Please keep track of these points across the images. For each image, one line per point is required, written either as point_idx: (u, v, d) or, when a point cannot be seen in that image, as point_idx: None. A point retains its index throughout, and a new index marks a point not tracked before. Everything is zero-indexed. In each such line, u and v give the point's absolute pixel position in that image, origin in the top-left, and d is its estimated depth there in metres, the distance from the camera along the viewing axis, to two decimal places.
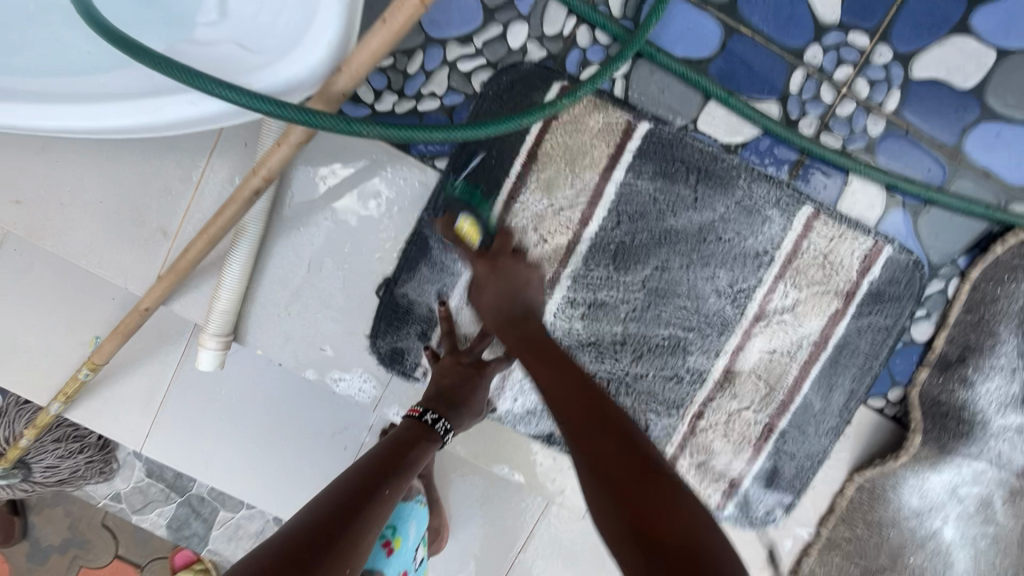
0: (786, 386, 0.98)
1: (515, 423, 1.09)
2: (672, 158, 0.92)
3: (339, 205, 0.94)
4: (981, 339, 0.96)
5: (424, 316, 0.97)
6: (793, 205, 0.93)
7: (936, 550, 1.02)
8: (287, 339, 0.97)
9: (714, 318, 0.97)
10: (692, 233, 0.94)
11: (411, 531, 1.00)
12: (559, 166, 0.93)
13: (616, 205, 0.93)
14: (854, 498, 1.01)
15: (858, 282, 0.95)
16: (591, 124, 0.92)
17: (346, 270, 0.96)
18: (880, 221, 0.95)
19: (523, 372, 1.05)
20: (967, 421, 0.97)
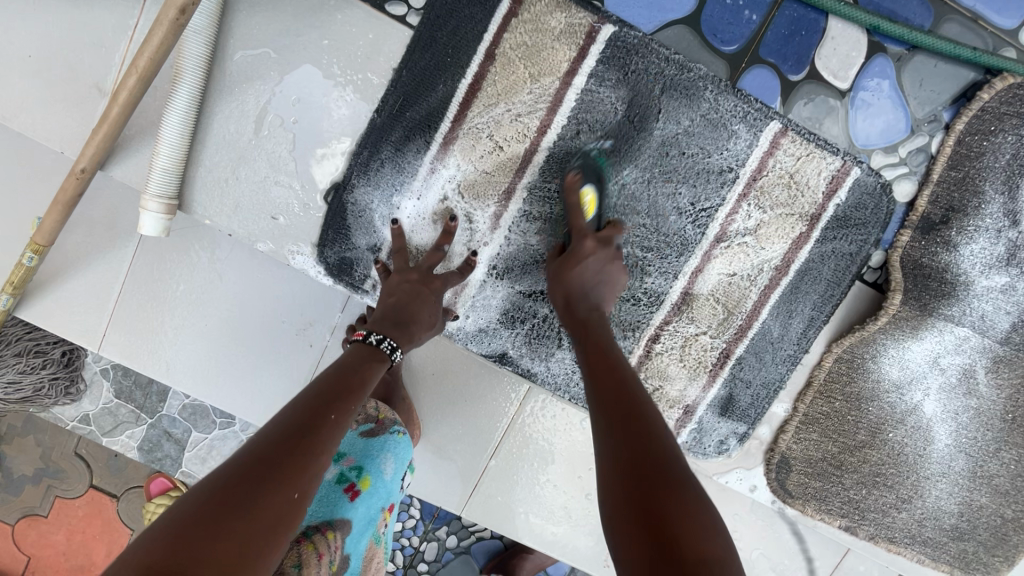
0: (744, 311, 0.95)
1: (466, 343, 0.95)
2: (634, 66, 0.86)
3: (285, 57, 0.88)
4: (965, 198, 0.91)
5: (371, 225, 0.91)
6: (760, 120, 0.88)
7: (917, 425, 0.99)
8: (236, 207, 0.92)
9: (673, 238, 0.92)
10: (655, 153, 0.89)
11: (387, 468, 0.90)
12: (516, 67, 0.86)
13: (576, 110, 0.87)
14: (832, 370, 0.97)
15: (823, 206, 0.91)
16: (552, 23, 0.85)
17: (297, 130, 0.90)
18: (847, 103, 0.90)
19: (476, 288, 0.93)
20: (948, 283, 0.92)
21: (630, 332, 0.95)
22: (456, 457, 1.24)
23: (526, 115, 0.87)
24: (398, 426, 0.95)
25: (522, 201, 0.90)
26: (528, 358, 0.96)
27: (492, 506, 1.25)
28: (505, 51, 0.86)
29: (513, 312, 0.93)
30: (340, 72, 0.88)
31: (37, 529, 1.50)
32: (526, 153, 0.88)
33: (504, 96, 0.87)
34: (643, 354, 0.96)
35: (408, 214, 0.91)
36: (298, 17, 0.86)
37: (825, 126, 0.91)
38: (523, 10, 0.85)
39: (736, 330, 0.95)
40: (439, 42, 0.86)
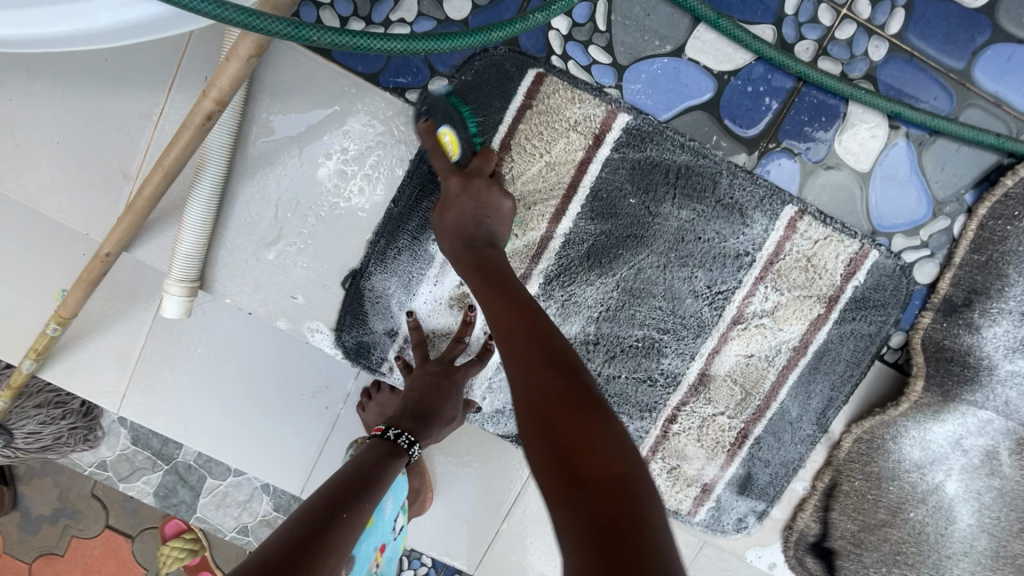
0: (763, 391, 0.94)
1: (483, 424, 0.95)
2: (649, 153, 0.87)
3: (306, 143, 0.89)
4: (988, 281, 0.90)
5: (388, 310, 0.92)
6: (777, 204, 0.88)
7: (939, 504, 0.98)
8: (256, 287, 0.92)
9: (689, 320, 0.92)
10: (670, 238, 0.90)
11: (389, 508, 0.89)
12: (533, 155, 0.87)
13: (594, 200, 0.88)
14: (851, 450, 0.97)
15: (841, 287, 0.91)
16: (571, 115, 0.86)
17: (318, 212, 0.91)
18: (868, 187, 0.90)
19: (492, 369, 0.94)
20: (972, 366, 0.91)
21: (646, 413, 0.95)
22: (468, 518, 1.24)
23: (547, 203, 0.88)
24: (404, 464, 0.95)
25: (540, 287, 0.90)
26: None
27: (507, 564, 1.26)
28: (520, 140, 0.87)
29: None
30: (359, 159, 0.89)
31: (54, 569, 1.50)
32: (542, 237, 0.89)
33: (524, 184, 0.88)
34: (663, 431, 0.96)
35: (423, 303, 0.91)
36: (320, 105, 0.87)
37: (849, 210, 0.90)
38: (540, 102, 0.86)
39: (754, 412, 0.95)
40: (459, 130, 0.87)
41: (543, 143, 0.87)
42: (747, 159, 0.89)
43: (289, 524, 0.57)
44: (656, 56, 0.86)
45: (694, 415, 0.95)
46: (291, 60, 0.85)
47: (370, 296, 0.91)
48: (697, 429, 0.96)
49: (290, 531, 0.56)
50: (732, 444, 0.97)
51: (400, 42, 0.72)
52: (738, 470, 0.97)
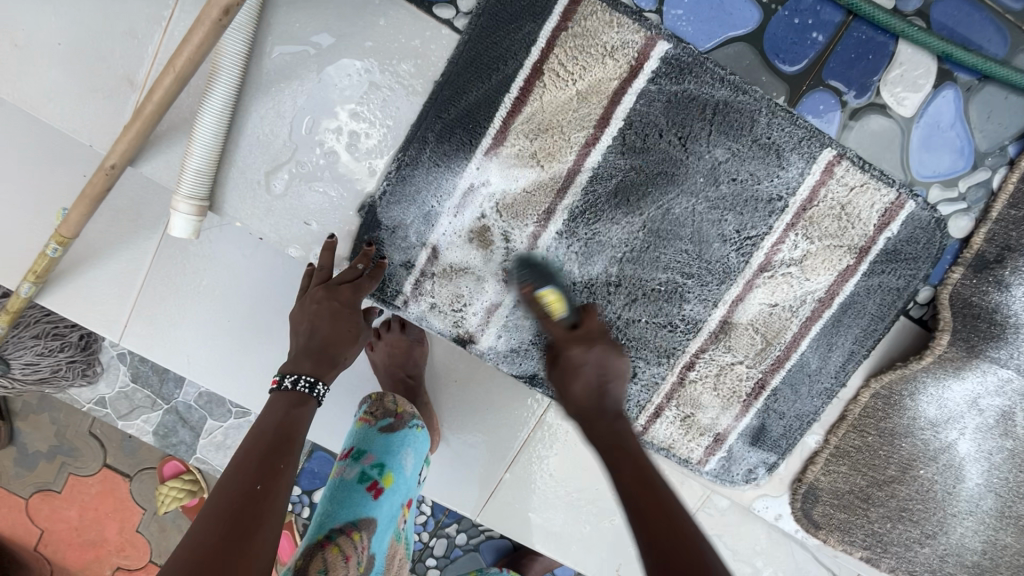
0: (784, 341, 0.92)
1: (498, 362, 0.94)
2: (687, 85, 0.83)
3: (324, 57, 0.83)
4: (1022, 238, 0.88)
5: (407, 241, 0.88)
6: (815, 147, 0.85)
7: (949, 463, 0.98)
8: (268, 211, 0.89)
9: (715, 266, 0.89)
10: (702, 178, 0.86)
11: (407, 463, 0.85)
12: (566, 82, 0.83)
13: (626, 133, 0.85)
14: (867, 405, 0.96)
15: (873, 238, 0.88)
16: (608, 39, 0.82)
17: (335, 134, 0.86)
18: (909, 133, 0.86)
19: (509, 308, 0.91)
20: (998, 324, 0.89)
21: (665, 359, 0.93)
22: (472, 464, 1.24)
23: (577, 135, 0.84)
24: (418, 420, 0.90)
25: (564, 223, 0.87)
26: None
27: (508, 511, 1.26)
28: (553, 65, 0.82)
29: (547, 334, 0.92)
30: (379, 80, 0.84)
31: (50, 506, 1.46)
32: (568, 170, 0.85)
33: (553, 114, 0.84)
34: (679, 378, 0.94)
35: (444, 234, 0.88)
36: (342, 16, 0.82)
37: (888, 157, 0.87)
38: (575, 25, 0.81)
39: (773, 363, 0.93)
40: (488, 50, 0.82)
41: (576, 69, 0.82)
42: (787, 97, 0.85)
43: (204, 516, 0.56)
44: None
45: (711, 365, 0.93)
46: None
47: (388, 225, 0.88)
48: (714, 379, 0.94)
49: (207, 526, 0.55)
50: (748, 395, 0.95)
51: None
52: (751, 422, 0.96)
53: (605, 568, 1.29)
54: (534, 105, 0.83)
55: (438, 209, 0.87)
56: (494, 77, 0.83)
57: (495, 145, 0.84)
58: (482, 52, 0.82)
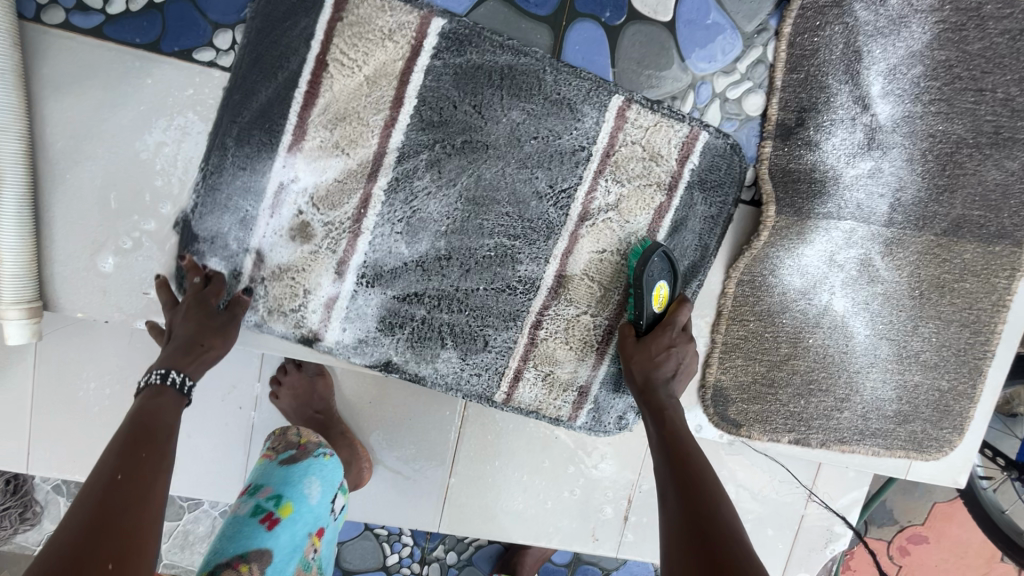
0: (621, 286, 0.95)
1: (348, 355, 0.94)
2: (470, 57, 0.87)
3: (105, 130, 0.85)
4: (812, 97, 0.92)
5: (236, 263, 0.88)
6: (604, 95, 0.89)
7: (833, 324, 1.00)
8: (105, 292, 0.89)
9: (537, 223, 0.92)
10: (506, 143, 0.89)
11: (311, 493, 0.87)
12: (350, 70, 0.84)
13: (422, 110, 0.87)
14: (737, 295, 0.98)
15: (679, 172, 0.92)
16: (382, 22, 0.84)
17: (143, 199, 0.87)
18: (674, 36, 0.90)
19: (348, 299, 0.92)
20: (819, 181, 0.93)
21: (511, 321, 0.95)
22: (415, 476, 1.23)
23: (376, 118, 0.86)
24: (325, 447, 0.92)
25: (383, 204, 0.89)
26: (413, 362, 0.95)
27: (466, 513, 1.25)
28: (336, 54, 0.84)
29: (390, 318, 0.93)
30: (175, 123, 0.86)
31: None
32: (376, 155, 0.87)
33: (347, 102, 0.85)
34: (533, 329, 0.96)
35: (263, 238, 0.88)
36: (109, 89, 0.84)
37: (662, 63, 0.91)
38: (348, 12, 0.84)
39: (618, 306, 0.96)
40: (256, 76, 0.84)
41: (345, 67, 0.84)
42: (551, 37, 0.89)
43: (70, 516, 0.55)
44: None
45: (558, 316, 0.96)
46: (64, 49, 0.82)
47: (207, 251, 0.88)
48: (563, 330, 0.96)
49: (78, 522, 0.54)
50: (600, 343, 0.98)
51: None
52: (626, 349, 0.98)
53: (580, 538, 1.27)
54: (327, 98, 0.85)
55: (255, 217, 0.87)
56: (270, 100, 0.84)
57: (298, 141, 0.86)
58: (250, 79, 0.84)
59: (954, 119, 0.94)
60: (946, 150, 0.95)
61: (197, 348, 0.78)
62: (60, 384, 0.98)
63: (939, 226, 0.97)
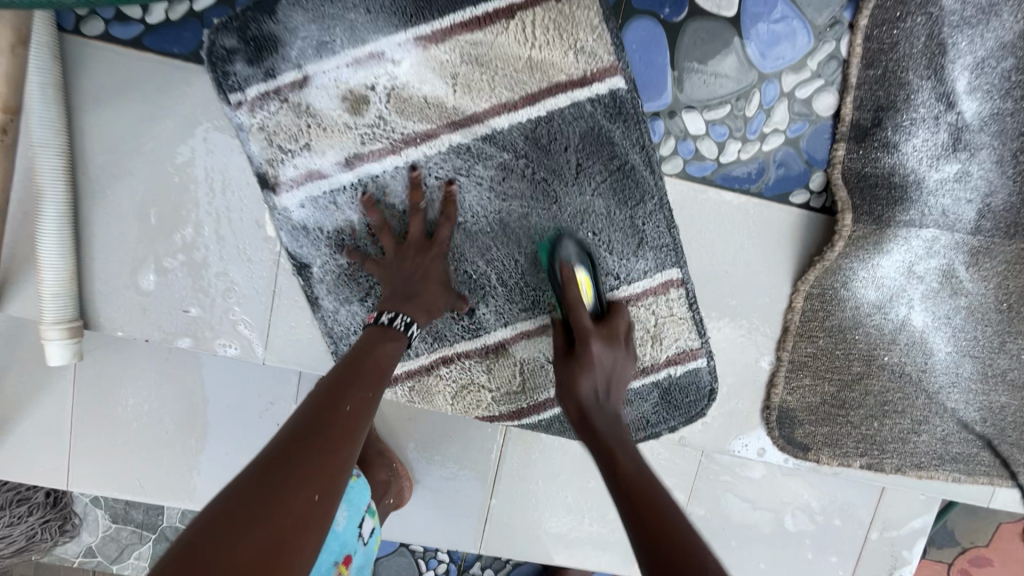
0: (537, 396, 0.95)
1: (280, 227, 0.84)
2: (607, 134, 0.82)
3: (145, 144, 0.82)
4: (891, 95, 0.85)
5: (291, 225, 0.84)
6: (670, 257, 0.86)
7: (910, 341, 0.92)
8: (145, 310, 0.86)
9: (528, 291, 0.88)
10: (569, 214, 0.85)
11: (338, 520, 0.84)
12: (524, 40, 0.79)
13: (539, 123, 0.81)
14: (806, 310, 0.91)
15: (656, 368, 0.91)
16: (580, 35, 0.79)
17: (183, 214, 0.84)
18: (740, 33, 0.84)
19: (334, 187, 0.83)
20: (898, 187, 0.86)
21: (430, 340, 0.92)
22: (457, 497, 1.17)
23: (502, 91, 0.80)
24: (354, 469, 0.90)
25: (439, 152, 0.82)
26: (324, 286, 0.87)
27: (509, 537, 1.18)
28: (527, 15, 0.78)
29: (345, 237, 0.84)
30: (244, 44, 0.78)
31: None
32: (475, 113, 0.81)
33: (493, 55, 0.79)
34: (454, 355, 0.93)
35: (323, 75, 0.79)
36: (149, 102, 0.81)
37: (726, 62, 0.84)
38: (566, 4, 0.78)
39: (517, 409, 0.96)
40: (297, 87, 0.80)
41: (425, 44, 0.78)
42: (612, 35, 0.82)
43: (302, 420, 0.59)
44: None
45: (462, 373, 0.94)
46: (102, 61, 0.79)
47: (253, 133, 0.81)
48: (456, 387, 0.95)
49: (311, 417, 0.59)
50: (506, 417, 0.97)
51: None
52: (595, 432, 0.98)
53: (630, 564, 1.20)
54: (486, 37, 0.79)
55: (321, 153, 0.81)
56: (311, 110, 0.80)
57: (430, 39, 0.78)
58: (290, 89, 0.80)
59: None
60: None
61: (414, 295, 0.79)
62: (101, 401, 0.96)
63: None
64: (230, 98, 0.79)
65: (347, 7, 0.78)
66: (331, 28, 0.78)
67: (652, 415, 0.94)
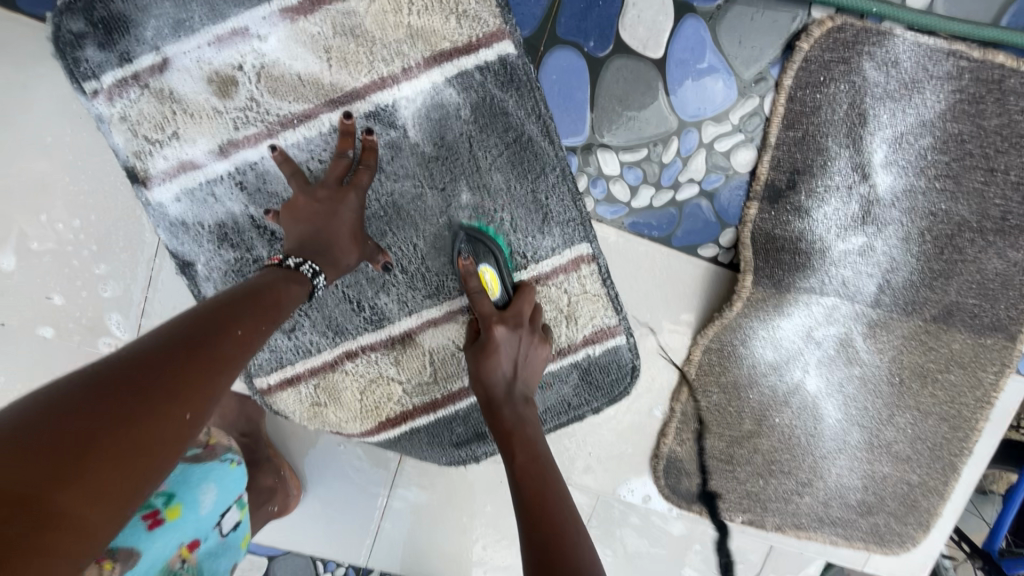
0: (452, 383, 0.89)
1: (157, 223, 0.79)
2: (501, 106, 0.77)
3: (14, 116, 0.76)
4: (808, 159, 0.84)
5: (167, 220, 0.79)
6: (579, 233, 0.81)
7: (803, 404, 0.92)
8: (2, 291, 0.80)
9: (431, 278, 0.84)
10: (470, 194, 0.80)
11: (206, 502, 0.67)
12: (399, 12, 0.74)
13: (428, 95, 0.77)
14: (702, 363, 0.90)
15: (576, 348, 0.86)
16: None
17: (50, 196, 0.78)
18: (664, 76, 0.81)
19: (212, 178, 0.78)
20: (803, 253, 0.86)
21: (330, 333, 0.87)
22: None
23: (381, 65, 0.75)
24: (234, 452, 0.74)
25: (321, 133, 0.77)
26: (206, 283, 0.81)
27: None
28: None
29: (227, 230, 0.79)
30: (92, 27, 0.73)
31: None
32: (356, 89, 0.76)
33: (370, 24, 0.74)
34: (361, 345, 0.87)
35: (183, 56, 0.74)
36: (21, 71, 0.75)
37: (647, 104, 0.82)
38: None
39: (431, 401, 0.90)
40: (166, 81, 0.74)
41: (293, 17, 0.74)
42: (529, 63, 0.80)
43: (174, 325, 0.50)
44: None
45: (369, 367, 0.88)
46: None
47: (115, 124, 0.75)
48: (364, 382, 0.89)
49: (185, 325, 0.51)
50: (422, 410, 0.91)
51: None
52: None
53: None
54: (388, 35, 0.75)
55: (192, 141, 0.76)
56: (175, 96, 0.75)
57: (297, 11, 0.74)
58: (159, 82, 0.74)
59: (959, 198, 0.85)
60: (947, 231, 0.86)
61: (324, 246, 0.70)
62: None
63: (928, 312, 0.89)
64: (85, 87, 0.74)
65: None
66: (185, 3, 0.73)
67: (573, 399, 0.89)
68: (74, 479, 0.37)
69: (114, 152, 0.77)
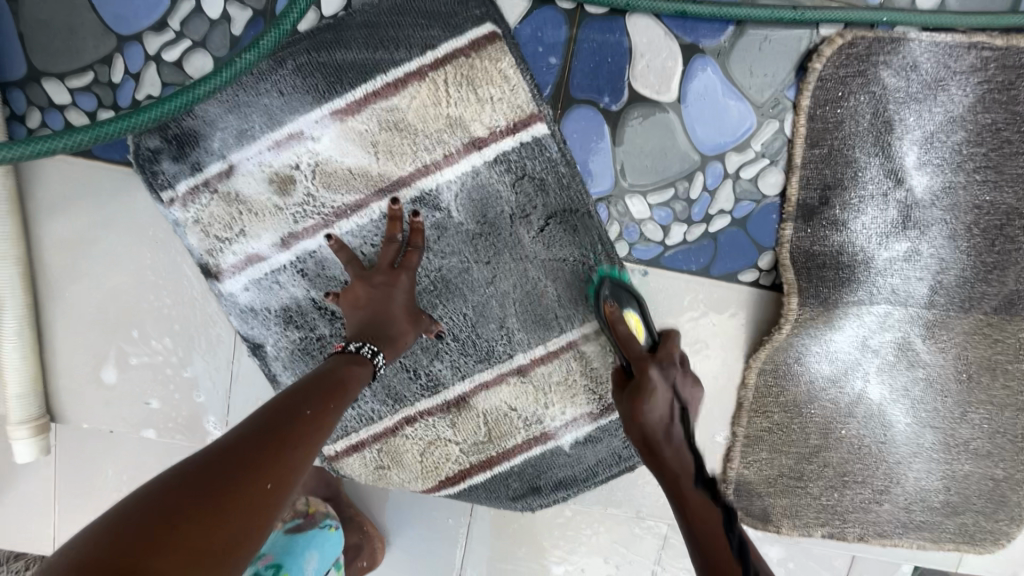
0: (504, 442, 0.93)
1: (229, 311, 0.86)
2: (539, 182, 0.81)
3: (102, 246, 0.86)
4: (838, 173, 0.84)
5: (238, 308, 0.86)
6: None
7: (869, 412, 0.91)
8: (107, 402, 0.90)
9: (480, 344, 0.88)
10: (512, 262, 0.85)
11: (309, 565, 0.77)
12: (437, 103, 0.79)
13: (467, 178, 0.82)
14: (759, 385, 0.91)
15: None
16: (490, 86, 0.79)
17: (140, 312, 0.88)
18: (680, 115, 0.83)
19: (275, 268, 0.85)
20: (845, 266, 0.86)
21: (390, 401, 0.92)
22: None
23: (423, 153, 0.81)
24: (331, 519, 0.86)
25: (372, 220, 0.83)
26: (279, 363, 0.88)
27: None
28: (438, 80, 0.79)
29: (293, 313, 0.86)
30: (167, 142, 0.81)
31: None
32: (401, 177, 0.82)
33: (412, 117, 0.80)
34: (418, 412, 0.92)
35: (247, 161, 0.81)
36: (102, 207, 0.85)
37: (668, 146, 0.84)
38: (474, 58, 0.78)
39: (487, 458, 0.94)
40: (232, 185, 0.82)
41: (343, 117, 0.80)
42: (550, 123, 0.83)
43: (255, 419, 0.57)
44: (395, 24, 0.78)
45: (428, 430, 0.93)
46: (56, 170, 0.83)
47: (189, 227, 0.83)
48: (423, 444, 0.94)
49: (264, 417, 0.57)
50: (481, 466, 0.95)
51: (216, 80, 0.75)
52: (567, 474, 0.95)
53: None
54: (417, 123, 0.80)
55: (256, 237, 0.83)
56: (240, 198, 0.82)
57: (346, 112, 0.80)
58: (226, 186, 0.82)
59: (1003, 187, 0.84)
60: (996, 223, 0.84)
61: (383, 326, 0.76)
62: None
63: (987, 306, 0.87)
64: (163, 196, 0.82)
65: (261, 92, 0.80)
66: (247, 115, 0.80)
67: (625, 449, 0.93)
68: (168, 546, 0.42)
69: (189, 251, 0.85)
